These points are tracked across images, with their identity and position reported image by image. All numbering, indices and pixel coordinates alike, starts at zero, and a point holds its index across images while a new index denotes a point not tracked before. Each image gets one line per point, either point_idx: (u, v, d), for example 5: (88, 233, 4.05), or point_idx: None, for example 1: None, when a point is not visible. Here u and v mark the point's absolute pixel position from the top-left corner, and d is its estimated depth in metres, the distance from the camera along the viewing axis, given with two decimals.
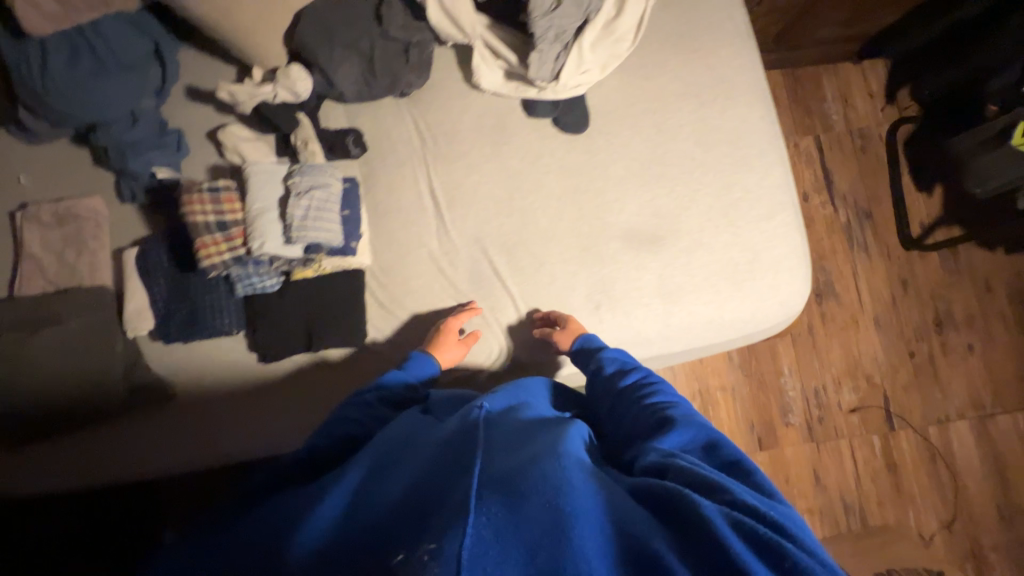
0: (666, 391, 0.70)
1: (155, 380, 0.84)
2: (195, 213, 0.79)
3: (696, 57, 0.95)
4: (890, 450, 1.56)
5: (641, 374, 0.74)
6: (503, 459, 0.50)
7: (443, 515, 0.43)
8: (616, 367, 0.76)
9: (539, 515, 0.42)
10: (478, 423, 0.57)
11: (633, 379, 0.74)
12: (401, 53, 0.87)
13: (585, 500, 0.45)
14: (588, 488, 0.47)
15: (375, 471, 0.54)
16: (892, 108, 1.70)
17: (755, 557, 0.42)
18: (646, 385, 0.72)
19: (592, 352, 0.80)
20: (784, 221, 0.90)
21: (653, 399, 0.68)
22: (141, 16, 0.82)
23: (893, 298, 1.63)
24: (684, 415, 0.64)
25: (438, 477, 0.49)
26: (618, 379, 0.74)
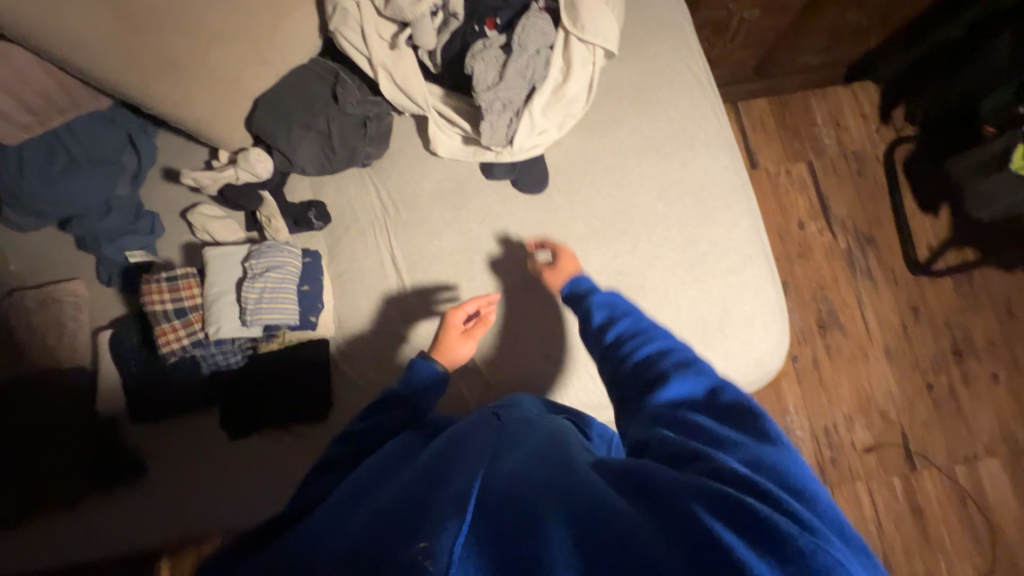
0: (658, 336, 0.61)
1: (126, 459, 0.85)
2: (154, 302, 0.81)
3: (656, 109, 0.93)
4: (913, 492, 1.44)
5: (629, 318, 0.65)
6: (498, 456, 0.47)
7: (435, 514, 0.37)
8: (604, 316, 0.68)
9: (518, 506, 0.38)
10: (474, 430, 0.55)
11: (623, 327, 0.65)
12: (359, 126, 0.90)
13: (558, 483, 0.41)
14: (562, 483, 0.41)
15: (354, 488, 0.51)
16: (888, 127, 1.64)
17: (731, 527, 0.36)
18: (636, 332, 0.63)
19: (580, 297, 0.73)
20: (754, 274, 0.86)
21: (643, 348, 0.60)
22: (118, 112, 0.88)
23: (904, 327, 1.54)
24: (679, 364, 0.55)
25: (431, 482, 0.46)
26: (608, 326, 0.66)
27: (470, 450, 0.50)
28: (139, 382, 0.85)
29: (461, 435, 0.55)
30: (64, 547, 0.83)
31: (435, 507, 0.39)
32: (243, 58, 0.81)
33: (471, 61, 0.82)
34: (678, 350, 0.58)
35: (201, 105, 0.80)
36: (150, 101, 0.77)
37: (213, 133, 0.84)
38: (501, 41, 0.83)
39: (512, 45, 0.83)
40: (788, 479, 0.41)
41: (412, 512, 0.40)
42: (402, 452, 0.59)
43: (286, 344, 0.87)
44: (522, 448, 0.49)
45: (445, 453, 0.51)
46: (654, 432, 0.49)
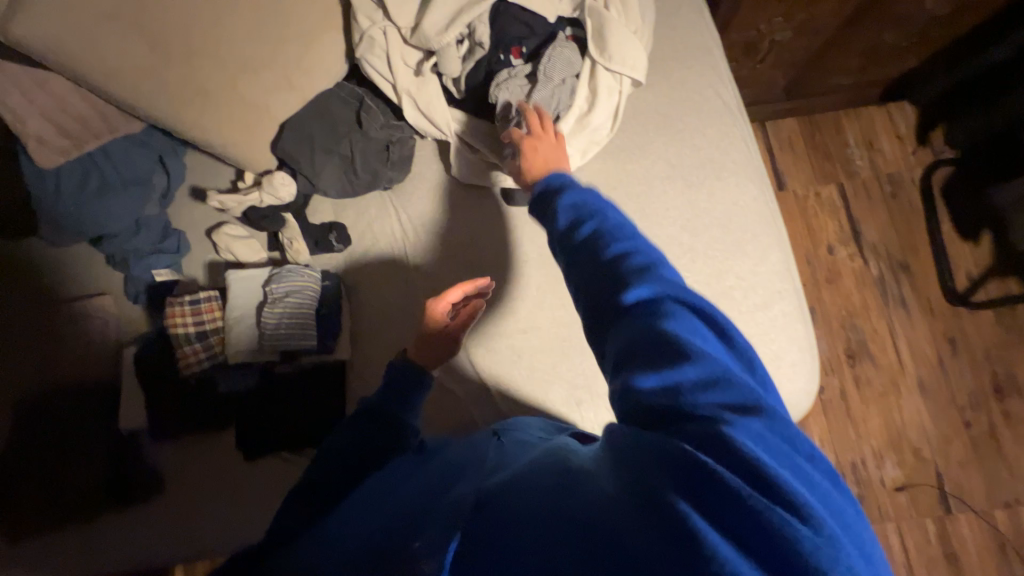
0: (630, 246, 0.55)
1: (147, 477, 0.86)
2: (177, 324, 0.83)
3: (682, 137, 0.91)
4: (947, 536, 1.37)
5: (598, 222, 0.58)
6: (491, 473, 0.49)
7: (432, 527, 0.39)
8: (569, 215, 0.61)
9: (501, 495, 0.40)
10: (467, 457, 0.60)
11: (588, 228, 0.58)
12: (382, 150, 0.90)
13: (538, 473, 0.42)
14: (537, 479, 0.41)
15: (362, 510, 0.56)
16: (925, 150, 1.58)
17: (685, 490, 0.34)
18: (606, 237, 0.56)
19: (548, 198, 0.66)
20: (783, 311, 0.83)
21: (608, 253, 0.55)
22: (148, 132, 0.90)
23: (940, 360, 1.47)
24: (644, 273, 0.51)
25: (424, 505, 0.49)
26: (573, 228, 0.60)
27: (464, 474, 0.53)
28: (161, 401, 0.86)
29: (454, 465, 0.59)
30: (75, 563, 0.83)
31: (430, 523, 0.41)
32: (272, 84, 0.82)
33: (496, 92, 0.81)
34: (646, 257, 0.53)
35: (230, 129, 0.81)
36: (180, 125, 0.77)
37: (241, 155, 0.85)
38: (527, 71, 0.82)
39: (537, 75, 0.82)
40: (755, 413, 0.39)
41: (407, 535, 0.43)
42: (401, 475, 0.62)
43: (302, 368, 0.87)
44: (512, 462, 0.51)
45: (438, 480, 0.55)
46: (619, 360, 0.47)
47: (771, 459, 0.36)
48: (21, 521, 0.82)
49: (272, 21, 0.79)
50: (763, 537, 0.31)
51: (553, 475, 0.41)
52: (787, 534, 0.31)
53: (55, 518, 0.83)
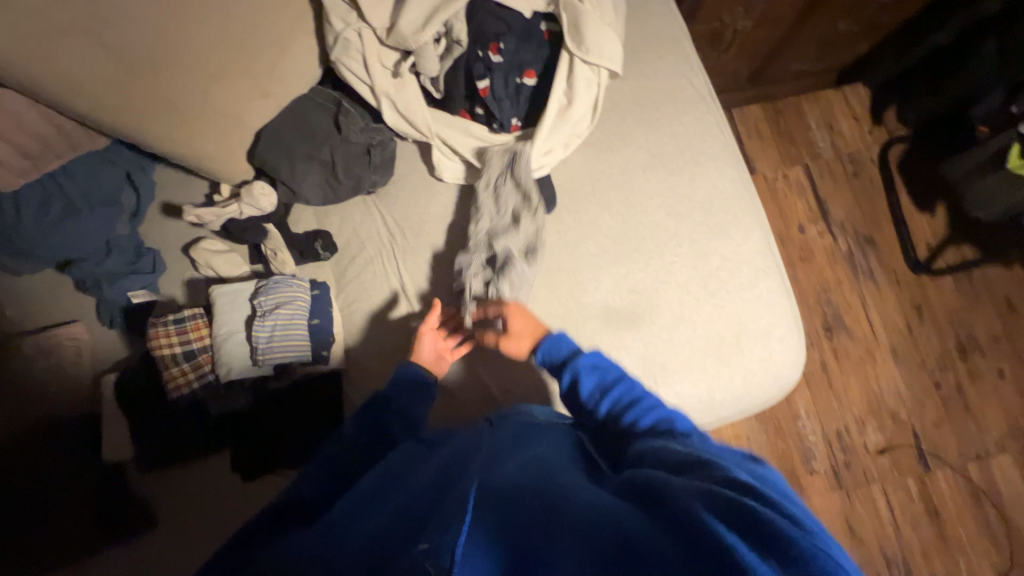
0: (656, 408, 0.64)
1: (133, 508, 0.82)
2: (161, 346, 0.79)
3: (660, 126, 0.93)
4: (928, 493, 1.44)
5: (622, 385, 0.69)
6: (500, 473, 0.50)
7: (438, 524, 0.42)
8: (598, 385, 0.70)
9: (523, 508, 0.42)
10: (463, 453, 0.60)
11: (616, 397, 0.68)
12: (364, 154, 0.88)
13: (560, 494, 0.44)
14: (560, 491, 0.45)
15: (378, 484, 0.59)
16: (880, 129, 1.66)
17: (720, 522, 0.36)
18: (630, 402, 0.66)
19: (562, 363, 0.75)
20: (768, 288, 0.86)
21: (643, 420, 0.63)
22: (114, 149, 0.86)
23: (908, 326, 1.55)
24: (684, 434, 0.57)
25: (431, 499, 0.51)
26: (605, 385, 0.70)
27: (467, 468, 0.54)
28: (148, 427, 0.83)
29: (457, 457, 0.59)
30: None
31: (438, 521, 0.43)
32: (246, 94, 0.79)
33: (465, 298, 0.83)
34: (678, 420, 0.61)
35: (203, 143, 0.78)
36: (151, 141, 0.75)
37: (217, 168, 0.82)
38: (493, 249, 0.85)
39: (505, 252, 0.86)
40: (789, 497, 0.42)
41: (413, 530, 0.45)
42: (405, 470, 0.62)
43: (297, 382, 0.84)
44: (527, 463, 0.53)
45: (443, 472, 0.56)
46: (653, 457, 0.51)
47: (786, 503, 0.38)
48: None
49: (249, 32, 0.76)
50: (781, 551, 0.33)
51: (572, 499, 0.43)
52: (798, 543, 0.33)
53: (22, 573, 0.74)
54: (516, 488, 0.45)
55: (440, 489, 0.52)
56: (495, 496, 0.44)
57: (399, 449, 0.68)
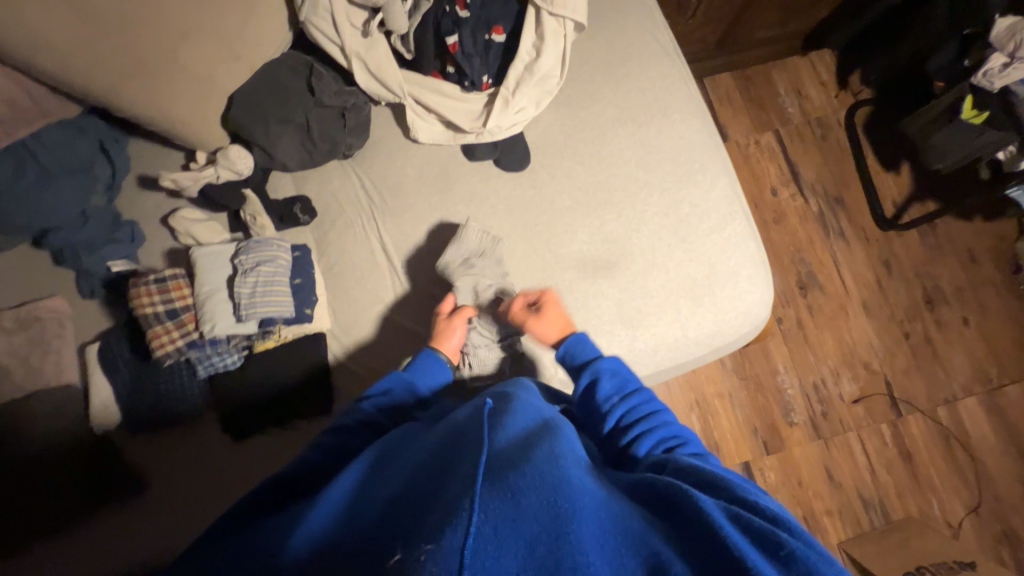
0: (667, 419, 0.71)
1: (124, 472, 0.83)
2: (143, 305, 0.80)
3: (627, 81, 0.96)
4: (901, 437, 1.51)
5: (637, 392, 0.73)
6: (499, 465, 0.47)
7: (432, 522, 0.41)
8: (613, 387, 0.74)
9: (539, 511, 0.43)
10: (457, 436, 0.55)
11: (632, 403, 0.72)
12: (338, 117, 0.90)
13: (586, 499, 0.47)
14: (587, 491, 0.49)
15: (376, 467, 0.57)
16: (846, 93, 1.72)
17: (756, 549, 0.45)
18: (643, 410, 0.71)
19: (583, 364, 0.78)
20: (735, 231, 0.89)
21: (655, 433, 0.69)
22: (85, 120, 0.86)
23: (878, 281, 1.61)
24: (694, 455, 0.66)
25: (429, 483, 0.49)
26: (620, 390, 0.74)
27: (465, 450, 0.51)
28: (133, 392, 0.84)
29: (455, 433, 0.57)
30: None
31: (433, 514, 0.43)
32: (215, 55, 0.80)
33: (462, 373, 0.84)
34: (685, 439, 0.69)
35: (176, 106, 0.79)
36: (121, 102, 0.76)
37: (188, 132, 0.83)
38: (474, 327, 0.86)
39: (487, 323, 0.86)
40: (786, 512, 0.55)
41: (418, 509, 0.45)
42: (409, 445, 0.61)
43: (283, 341, 0.87)
44: (533, 448, 0.52)
45: (447, 447, 0.54)
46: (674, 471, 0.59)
47: (791, 531, 0.49)
48: None
49: None
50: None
51: (614, 511, 0.49)
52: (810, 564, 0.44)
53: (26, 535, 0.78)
54: (525, 481, 0.45)
55: (445, 465, 0.50)
56: (501, 489, 0.44)
57: (391, 438, 0.64)
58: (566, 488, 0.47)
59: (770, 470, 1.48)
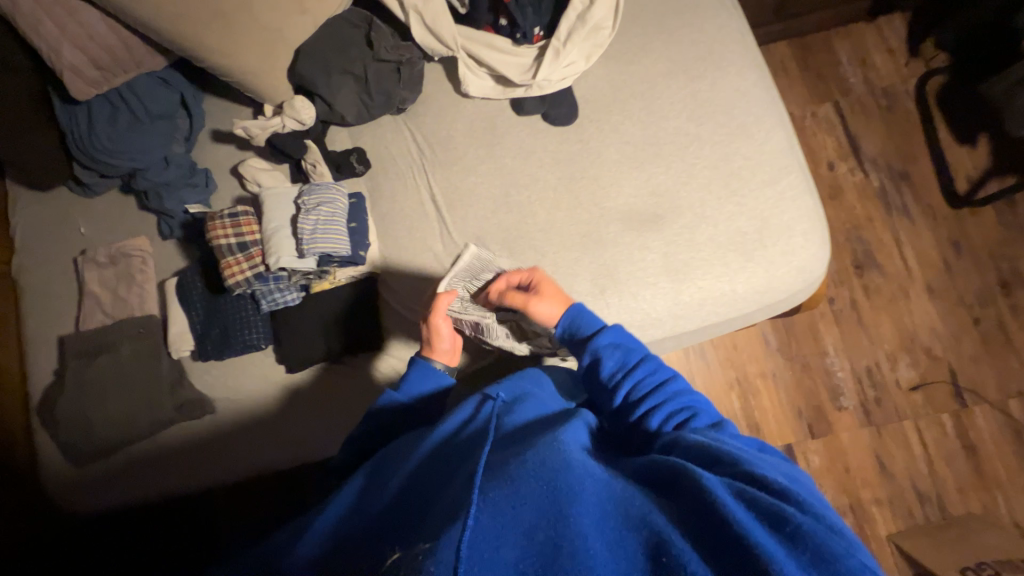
0: (682, 393, 0.66)
1: (197, 396, 0.92)
2: (218, 236, 0.87)
3: (681, 34, 0.94)
4: (964, 429, 1.41)
5: (643, 364, 0.68)
6: (501, 459, 0.50)
7: (441, 518, 0.43)
8: (615, 361, 0.70)
9: (536, 498, 0.44)
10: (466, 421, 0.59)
11: (637, 377, 0.68)
12: (393, 71, 0.93)
13: (586, 482, 0.46)
14: (589, 472, 0.47)
15: (396, 455, 0.60)
16: (917, 61, 1.60)
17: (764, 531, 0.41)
18: (650, 385, 0.67)
19: (582, 342, 0.74)
20: (791, 186, 0.86)
21: (663, 407, 0.65)
22: (170, 73, 0.93)
23: (945, 262, 1.50)
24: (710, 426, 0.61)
25: (443, 474, 0.52)
26: (623, 368, 0.69)
27: (473, 443, 0.54)
28: (205, 324, 0.92)
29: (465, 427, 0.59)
30: (158, 477, 0.92)
31: (443, 503, 0.46)
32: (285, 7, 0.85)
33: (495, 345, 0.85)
34: (700, 409, 0.65)
35: (247, 56, 0.85)
36: (200, 49, 0.83)
37: (256, 83, 0.89)
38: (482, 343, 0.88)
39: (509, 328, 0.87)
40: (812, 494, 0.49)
41: (431, 503, 0.48)
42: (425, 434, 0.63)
43: (339, 283, 0.92)
44: (537, 437, 0.53)
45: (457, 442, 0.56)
46: (685, 449, 0.55)
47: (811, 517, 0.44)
48: (87, 443, 0.89)
49: None
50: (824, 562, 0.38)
51: (617, 492, 0.46)
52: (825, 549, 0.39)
53: (123, 439, 0.89)
54: (527, 468, 0.46)
55: (453, 462, 0.53)
56: (503, 478, 0.45)
57: (416, 430, 0.65)
58: (564, 470, 0.46)
59: (814, 454, 1.42)
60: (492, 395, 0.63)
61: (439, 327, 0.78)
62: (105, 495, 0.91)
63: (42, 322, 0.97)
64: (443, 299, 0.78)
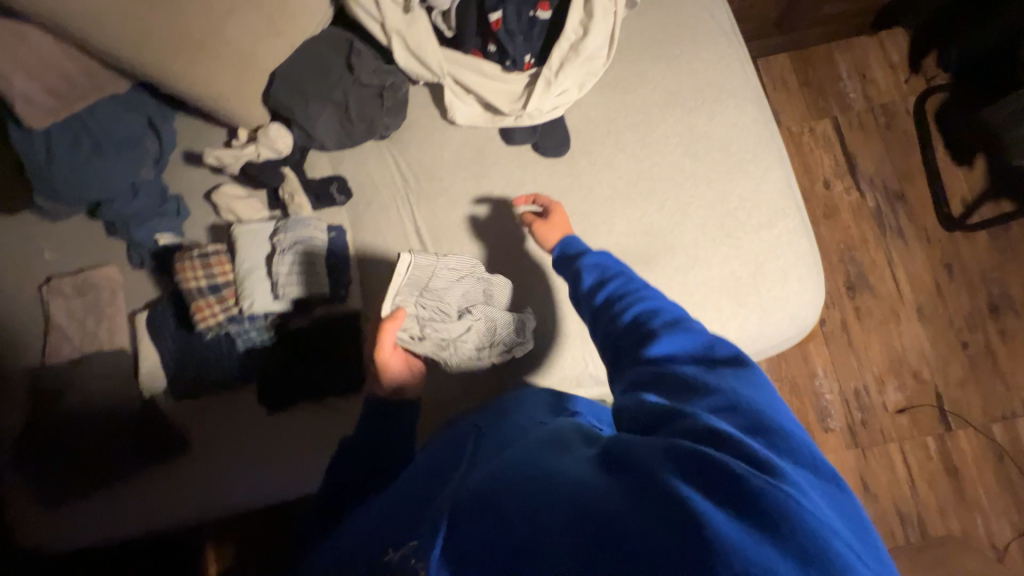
0: (650, 298, 0.62)
1: (174, 434, 0.88)
2: (188, 278, 0.83)
3: (679, 63, 0.90)
4: (948, 452, 1.43)
5: (617, 279, 0.66)
6: (483, 463, 0.52)
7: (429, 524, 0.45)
8: (592, 278, 0.69)
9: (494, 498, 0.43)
10: (461, 445, 0.63)
11: (609, 290, 0.66)
12: (376, 96, 0.89)
13: (537, 472, 0.44)
14: (544, 462, 0.46)
15: (391, 489, 0.64)
16: (917, 78, 1.57)
17: (702, 486, 0.37)
18: (621, 295, 0.64)
19: (569, 259, 0.74)
20: (787, 228, 0.84)
21: (632, 312, 0.61)
22: (135, 95, 0.88)
23: (937, 285, 1.50)
24: (672, 326, 0.57)
25: (429, 493, 0.55)
26: (597, 286, 0.67)
27: (454, 469, 0.57)
28: (177, 361, 0.87)
29: (452, 452, 0.62)
30: (129, 519, 0.88)
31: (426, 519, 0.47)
32: (259, 30, 0.80)
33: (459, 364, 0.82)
34: (671, 309, 0.60)
35: (218, 82, 0.80)
36: (167, 77, 0.76)
37: (228, 109, 0.84)
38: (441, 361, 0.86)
39: (474, 344, 0.82)
40: (766, 427, 0.44)
41: (417, 517, 0.50)
42: (416, 466, 0.65)
43: (318, 322, 0.88)
44: (509, 447, 0.54)
45: (444, 467, 0.59)
46: (638, 395, 0.52)
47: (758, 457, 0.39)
48: (54, 484, 0.86)
49: None
50: (763, 518, 0.35)
51: (565, 474, 0.43)
52: (764, 500, 0.35)
53: (96, 480, 0.86)
54: (491, 475, 0.46)
55: (437, 484, 0.56)
56: (470, 489, 0.45)
57: (414, 459, 0.67)
58: (523, 468, 0.46)
59: None
60: (486, 417, 0.68)
61: (389, 360, 0.74)
62: (71, 538, 0.88)
63: None
64: (386, 334, 0.72)
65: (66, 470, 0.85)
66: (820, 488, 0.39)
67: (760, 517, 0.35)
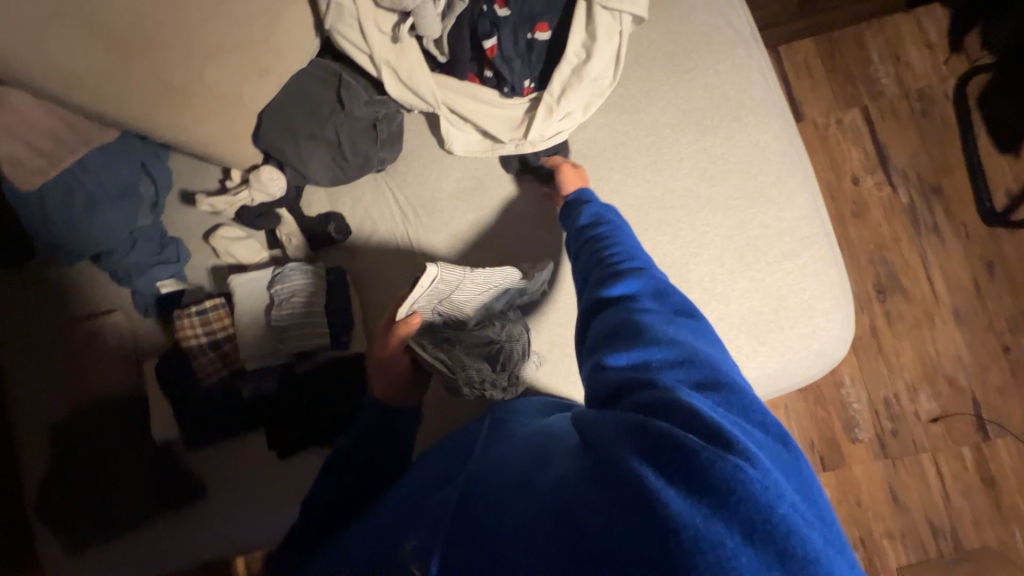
0: (623, 252, 0.64)
1: (191, 479, 0.89)
2: (188, 335, 0.84)
3: (693, 78, 0.83)
4: (985, 461, 1.36)
5: (603, 233, 0.68)
6: (470, 465, 0.53)
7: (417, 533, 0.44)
8: (579, 234, 0.71)
9: (472, 503, 0.43)
10: (462, 449, 0.63)
11: (590, 244, 0.68)
12: (369, 129, 0.85)
13: (510, 480, 0.45)
14: (520, 467, 0.46)
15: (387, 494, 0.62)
16: (957, 57, 1.44)
17: (652, 452, 0.37)
18: (599, 246, 0.66)
19: (567, 214, 0.75)
20: (813, 259, 0.78)
21: (604, 263, 0.63)
22: (125, 140, 0.86)
23: (976, 285, 1.40)
24: (636, 276, 0.59)
25: (417, 499, 0.55)
26: (580, 244, 0.70)
27: (441, 477, 0.57)
28: (183, 410, 0.86)
29: (445, 460, 0.62)
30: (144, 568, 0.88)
31: (413, 526, 0.47)
32: (241, 71, 0.76)
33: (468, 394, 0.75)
34: (641, 262, 0.62)
35: (206, 126, 0.76)
36: (150, 127, 0.72)
37: (220, 152, 0.81)
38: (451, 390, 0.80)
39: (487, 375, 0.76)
40: (721, 384, 0.45)
41: (403, 525, 0.50)
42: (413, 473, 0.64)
43: (322, 365, 0.87)
44: (494, 450, 0.54)
45: (436, 474, 0.59)
46: (601, 351, 0.54)
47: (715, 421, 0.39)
48: (76, 533, 0.87)
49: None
50: (712, 485, 0.34)
51: (535, 478, 0.44)
52: (716, 471, 0.34)
53: (114, 528, 0.87)
54: (472, 481, 0.47)
55: (424, 491, 0.56)
56: (450, 497, 0.46)
57: (412, 466, 0.66)
58: (501, 477, 0.46)
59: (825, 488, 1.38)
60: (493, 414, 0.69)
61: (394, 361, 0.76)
62: None
63: (10, 406, 0.92)
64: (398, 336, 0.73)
65: (88, 518, 0.87)
66: (772, 451, 0.39)
67: (706, 476, 0.34)
